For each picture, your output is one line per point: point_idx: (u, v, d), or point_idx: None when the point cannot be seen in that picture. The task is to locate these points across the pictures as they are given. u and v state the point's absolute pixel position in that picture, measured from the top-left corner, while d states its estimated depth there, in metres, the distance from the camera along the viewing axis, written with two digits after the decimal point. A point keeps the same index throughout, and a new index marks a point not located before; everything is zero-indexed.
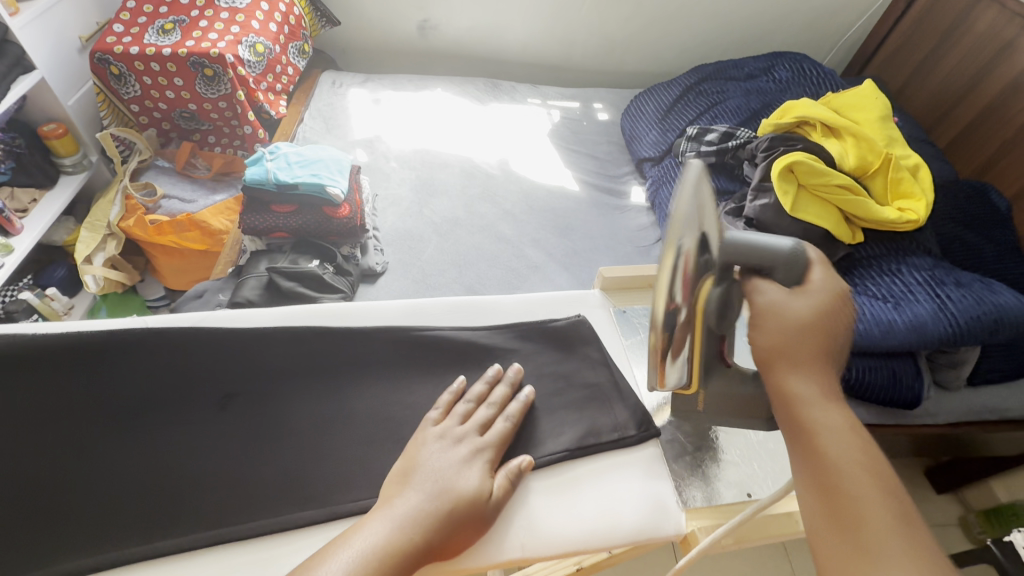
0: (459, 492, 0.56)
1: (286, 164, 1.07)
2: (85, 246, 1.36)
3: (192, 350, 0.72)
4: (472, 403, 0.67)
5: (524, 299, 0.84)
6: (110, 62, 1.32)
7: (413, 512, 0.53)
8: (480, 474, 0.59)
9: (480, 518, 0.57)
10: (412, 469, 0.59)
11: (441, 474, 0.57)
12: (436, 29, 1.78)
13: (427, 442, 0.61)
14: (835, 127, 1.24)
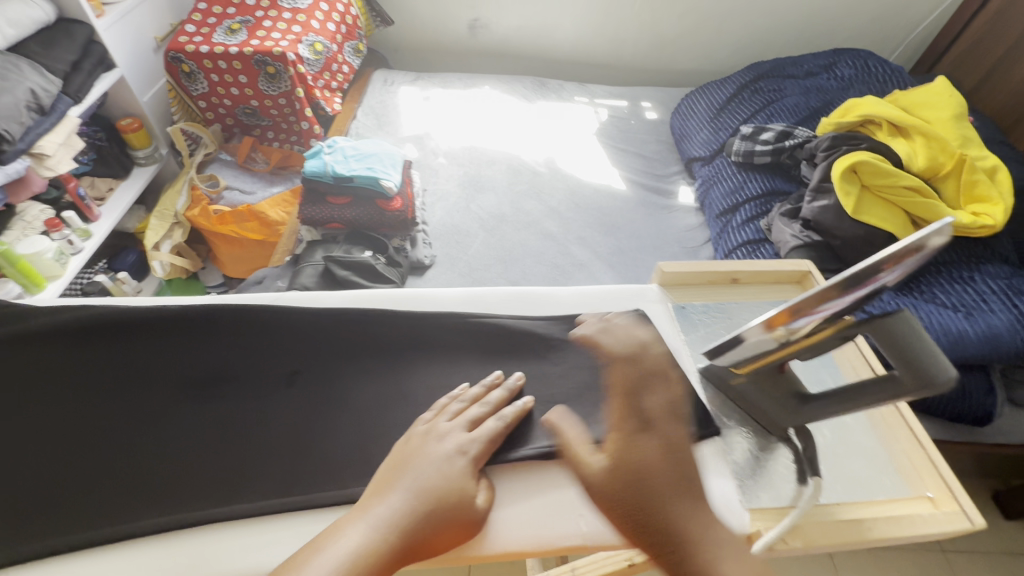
0: (445, 491, 0.52)
1: (343, 157, 1.11)
2: (154, 233, 1.44)
3: (258, 326, 0.73)
4: (463, 403, 0.65)
5: (580, 292, 0.81)
6: (182, 60, 1.40)
7: (398, 512, 0.47)
8: (468, 476, 0.57)
9: (465, 520, 0.54)
10: (403, 463, 0.54)
11: (433, 474, 0.52)
12: (486, 29, 1.80)
13: (419, 443, 0.57)
14: (902, 126, 1.18)
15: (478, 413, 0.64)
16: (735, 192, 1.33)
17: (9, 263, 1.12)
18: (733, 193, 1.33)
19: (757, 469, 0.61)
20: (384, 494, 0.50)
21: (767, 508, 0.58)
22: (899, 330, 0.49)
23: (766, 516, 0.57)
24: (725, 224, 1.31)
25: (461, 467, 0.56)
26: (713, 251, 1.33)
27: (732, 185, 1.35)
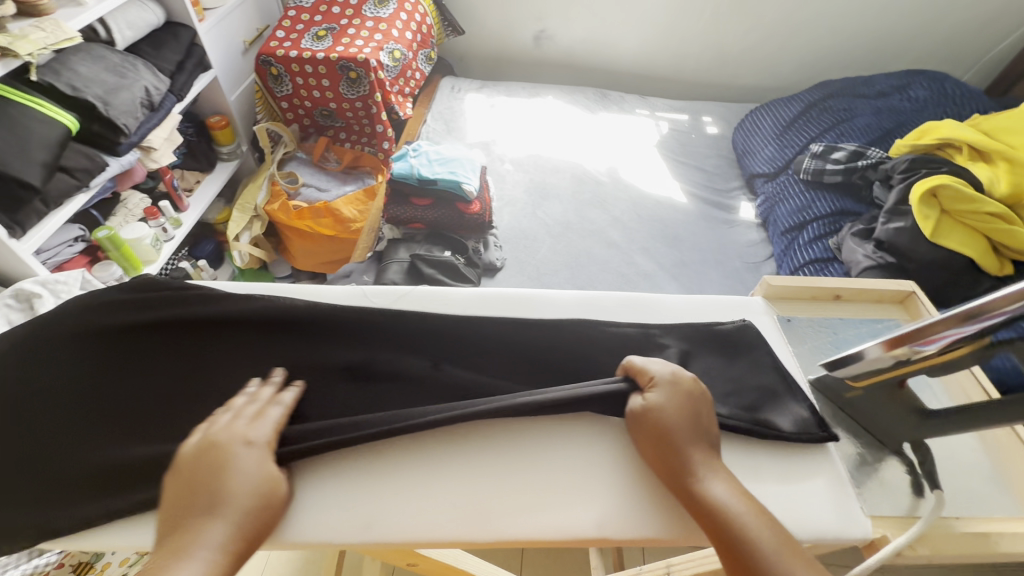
0: (258, 490, 0.54)
1: (427, 161, 1.16)
2: (235, 224, 1.52)
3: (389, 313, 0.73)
4: (252, 403, 0.62)
5: (690, 300, 0.80)
6: (271, 64, 1.49)
7: (231, 536, 0.49)
8: (265, 461, 0.56)
9: (280, 504, 0.55)
10: (203, 480, 0.53)
11: (242, 482, 0.53)
12: (551, 40, 1.85)
13: (212, 454, 0.54)
14: (984, 151, 1.17)
15: (653, 395, 0.62)
16: (803, 210, 1.33)
17: (115, 247, 1.21)
18: (800, 211, 1.34)
19: (873, 474, 0.62)
20: (205, 511, 0.50)
21: (889, 515, 0.59)
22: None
23: (888, 523, 0.59)
24: (790, 241, 1.32)
25: (259, 454, 0.56)
26: (776, 267, 1.33)
27: (800, 203, 1.35)
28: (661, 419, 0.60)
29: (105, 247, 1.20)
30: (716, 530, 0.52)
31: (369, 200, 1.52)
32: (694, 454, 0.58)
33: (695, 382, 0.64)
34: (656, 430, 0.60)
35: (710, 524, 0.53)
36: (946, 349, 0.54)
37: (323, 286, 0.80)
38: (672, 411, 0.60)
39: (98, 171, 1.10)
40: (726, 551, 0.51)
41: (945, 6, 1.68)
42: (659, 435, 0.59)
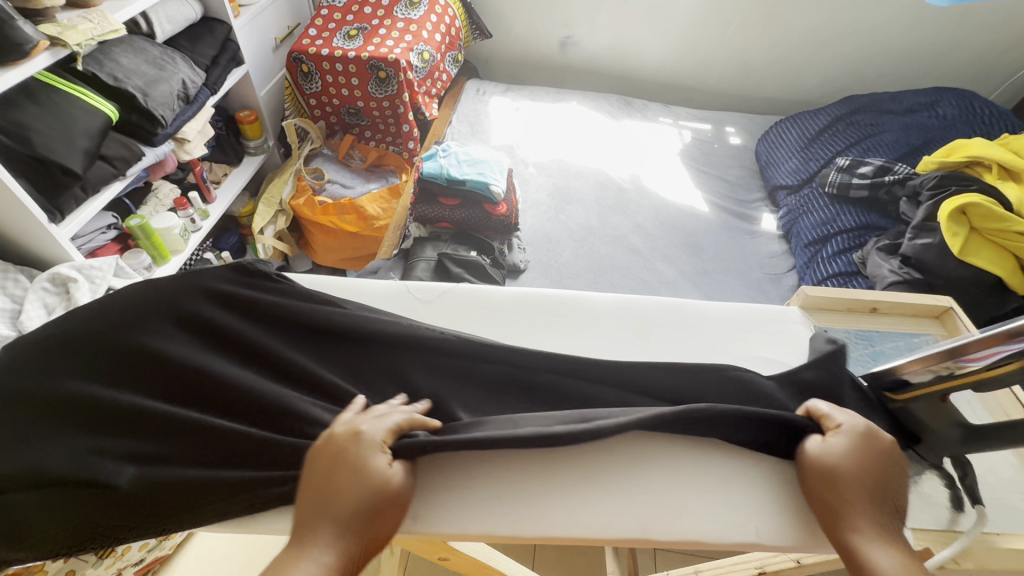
0: (370, 492, 0.50)
1: (456, 161, 1.18)
2: (261, 218, 1.54)
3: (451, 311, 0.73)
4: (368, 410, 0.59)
5: (728, 308, 0.81)
6: (303, 61, 1.51)
7: (333, 546, 0.46)
8: (379, 457, 0.53)
9: (396, 506, 0.52)
10: (317, 486, 0.50)
11: (348, 482, 0.50)
12: (576, 46, 1.86)
13: (318, 458, 0.52)
14: (1014, 170, 1.17)
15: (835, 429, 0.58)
16: (827, 223, 1.33)
17: (145, 236, 1.23)
18: (824, 224, 1.34)
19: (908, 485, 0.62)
20: (310, 519, 0.48)
21: (927, 528, 0.59)
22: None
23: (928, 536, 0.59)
24: (813, 254, 1.32)
25: (373, 451, 0.53)
26: (798, 280, 1.33)
27: (824, 216, 1.35)
28: (835, 461, 0.55)
29: (136, 235, 1.22)
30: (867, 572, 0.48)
31: (392, 199, 1.53)
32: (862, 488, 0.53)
33: (892, 444, 0.56)
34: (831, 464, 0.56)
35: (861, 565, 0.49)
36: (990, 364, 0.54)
37: (367, 282, 0.82)
38: (847, 460, 0.55)
39: (135, 161, 1.12)
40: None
41: (974, 25, 1.68)
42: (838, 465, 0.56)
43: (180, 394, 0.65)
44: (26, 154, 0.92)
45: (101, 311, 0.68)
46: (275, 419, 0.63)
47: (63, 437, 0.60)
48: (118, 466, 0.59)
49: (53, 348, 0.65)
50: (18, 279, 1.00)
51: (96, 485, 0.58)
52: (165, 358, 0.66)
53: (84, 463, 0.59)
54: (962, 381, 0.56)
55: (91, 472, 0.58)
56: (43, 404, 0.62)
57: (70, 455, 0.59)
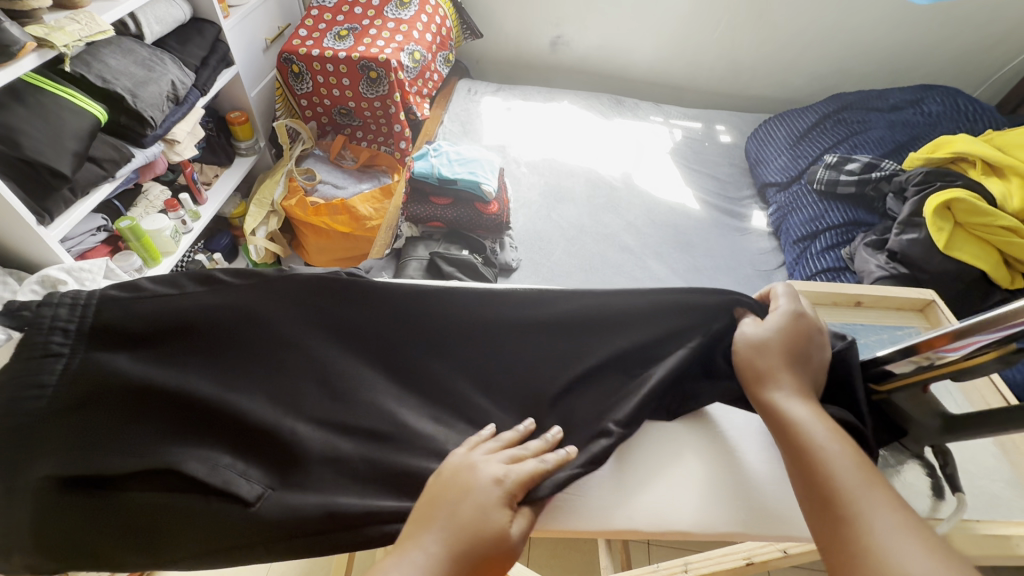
0: (479, 531, 0.51)
1: (447, 161, 1.18)
2: (252, 219, 1.54)
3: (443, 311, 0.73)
4: (502, 443, 0.61)
5: None
6: (293, 61, 1.51)
7: (437, 560, 0.50)
8: (502, 507, 0.54)
9: (503, 560, 0.52)
10: (437, 500, 0.54)
11: (467, 511, 0.52)
12: (567, 46, 1.87)
13: (445, 474, 0.56)
14: (997, 165, 1.18)
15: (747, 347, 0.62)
16: (815, 220, 1.35)
17: (136, 238, 1.22)
18: (813, 221, 1.35)
19: (887, 474, 0.65)
20: (423, 525, 0.52)
21: None
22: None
23: None
24: (802, 250, 1.33)
25: (499, 497, 0.54)
26: (788, 276, 1.34)
27: (813, 213, 1.36)
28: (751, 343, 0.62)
29: (126, 237, 1.22)
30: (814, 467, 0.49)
31: (385, 199, 1.53)
32: (783, 389, 0.57)
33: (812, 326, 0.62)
34: (755, 372, 0.59)
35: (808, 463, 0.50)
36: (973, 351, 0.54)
37: None
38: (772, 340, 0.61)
39: (124, 162, 1.12)
40: (819, 487, 0.48)
41: (958, 23, 1.70)
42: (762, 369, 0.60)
43: (315, 409, 0.67)
44: (13, 156, 0.91)
45: (236, 315, 0.67)
46: (371, 431, 0.66)
47: (205, 446, 0.63)
48: (252, 484, 0.61)
49: (190, 349, 0.66)
50: (7, 282, 1.00)
51: (234, 501, 0.60)
52: (296, 376, 0.68)
53: (225, 476, 0.61)
54: (949, 368, 0.56)
55: (232, 488, 0.60)
56: (186, 409, 0.64)
57: (212, 465, 0.61)
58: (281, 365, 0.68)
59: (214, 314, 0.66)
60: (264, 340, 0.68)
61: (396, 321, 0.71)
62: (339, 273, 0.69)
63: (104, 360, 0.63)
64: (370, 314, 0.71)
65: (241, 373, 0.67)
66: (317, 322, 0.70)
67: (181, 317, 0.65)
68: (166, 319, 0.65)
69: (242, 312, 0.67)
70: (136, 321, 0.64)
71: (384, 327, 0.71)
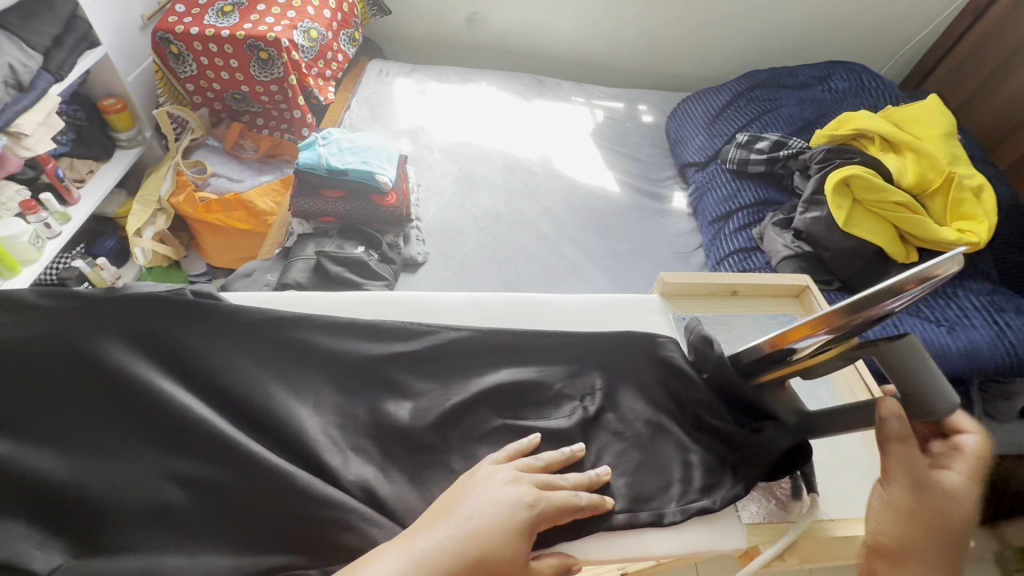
0: (493, 554, 0.45)
1: (338, 150, 1.08)
2: (136, 219, 1.39)
3: (300, 322, 0.65)
4: (546, 467, 0.56)
5: (582, 299, 0.75)
6: (170, 41, 1.35)
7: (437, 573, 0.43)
8: (522, 531, 0.48)
9: None
10: (459, 500, 0.49)
11: (489, 521, 0.47)
12: (484, 23, 1.78)
13: (478, 477, 0.52)
14: (894, 142, 1.20)
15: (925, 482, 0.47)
16: (729, 200, 1.34)
17: None
18: (727, 201, 1.34)
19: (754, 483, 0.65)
20: (430, 522, 0.47)
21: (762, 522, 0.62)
22: (908, 356, 0.50)
23: (761, 531, 0.61)
24: (717, 231, 1.32)
25: (523, 520, 0.48)
26: (704, 258, 1.34)
27: (726, 192, 1.35)
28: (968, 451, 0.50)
29: None
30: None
31: (286, 190, 1.41)
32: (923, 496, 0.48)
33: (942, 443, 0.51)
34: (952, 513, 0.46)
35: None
36: (817, 350, 0.54)
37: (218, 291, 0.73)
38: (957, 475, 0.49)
39: None
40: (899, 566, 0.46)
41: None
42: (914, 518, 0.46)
43: (140, 450, 0.57)
44: None
45: (50, 350, 0.59)
46: (204, 472, 0.56)
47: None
48: (51, 554, 0.51)
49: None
50: None
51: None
52: (119, 411, 0.58)
53: (14, 547, 0.51)
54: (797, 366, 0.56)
55: (21, 561, 0.50)
56: None
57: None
58: (94, 407, 0.58)
59: (21, 349, 0.58)
60: (77, 372, 0.58)
61: (260, 343, 0.64)
62: (184, 293, 0.63)
63: None
64: (212, 336, 0.63)
65: (46, 416, 0.57)
66: (152, 351, 0.61)
67: None
68: None
69: (63, 347, 0.59)
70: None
71: (236, 348, 0.63)
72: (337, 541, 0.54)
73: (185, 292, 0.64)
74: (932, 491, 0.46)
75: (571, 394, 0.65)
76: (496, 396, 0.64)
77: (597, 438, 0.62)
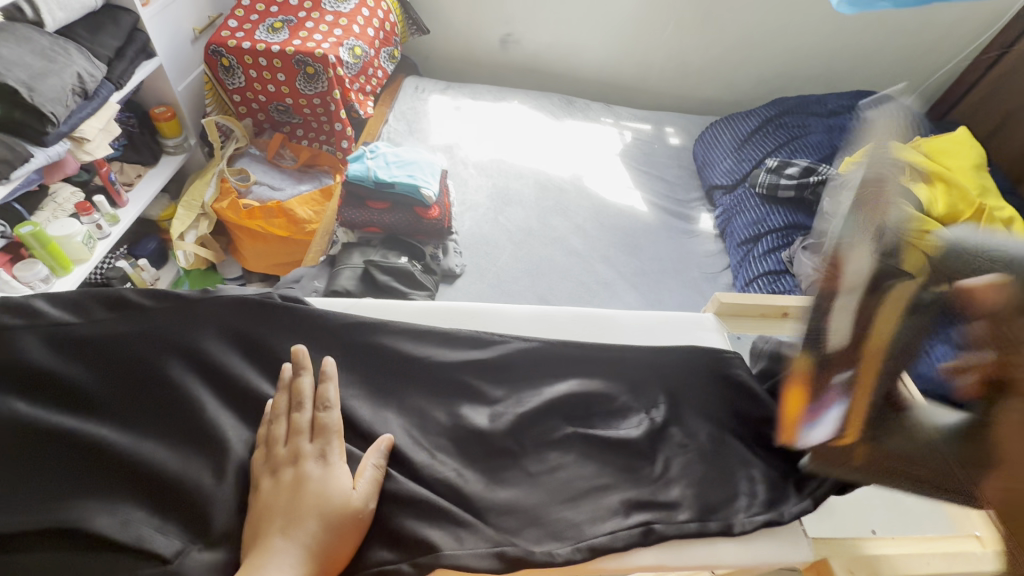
0: (326, 506, 0.53)
1: (385, 163, 1.12)
2: (180, 223, 1.43)
3: (365, 329, 0.68)
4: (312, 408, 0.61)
5: (641, 317, 0.78)
6: (222, 54, 1.41)
7: (306, 538, 0.51)
8: (327, 478, 0.55)
9: (360, 512, 0.55)
10: (265, 518, 0.53)
11: (303, 499, 0.53)
12: (517, 44, 1.84)
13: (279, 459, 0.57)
14: (924, 172, 1.22)
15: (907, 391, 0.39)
16: (758, 223, 1.37)
17: (39, 245, 1.13)
18: (756, 224, 1.37)
19: None
20: (261, 548, 0.51)
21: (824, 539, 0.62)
22: None
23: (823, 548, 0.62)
24: (745, 253, 1.35)
25: (322, 473, 0.55)
26: (732, 279, 1.36)
27: (755, 216, 1.38)
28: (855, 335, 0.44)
29: (29, 244, 1.12)
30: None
31: (325, 200, 1.46)
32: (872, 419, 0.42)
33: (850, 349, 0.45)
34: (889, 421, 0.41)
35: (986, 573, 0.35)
36: None
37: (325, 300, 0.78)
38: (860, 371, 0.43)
39: (21, 162, 1.01)
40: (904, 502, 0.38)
41: (892, 32, 1.76)
42: (927, 443, 0.36)
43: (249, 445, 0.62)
44: None
45: (162, 349, 0.65)
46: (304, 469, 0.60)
47: (121, 498, 0.57)
48: (173, 538, 0.55)
49: (113, 385, 0.63)
50: None
51: (150, 559, 0.54)
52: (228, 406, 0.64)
53: (140, 530, 0.55)
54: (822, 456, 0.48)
55: (146, 542, 0.54)
56: (102, 458, 0.59)
57: (126, 519, 0.56)
58: (197, 404, 0.63)
59: (131, 347, 0.65)
60: (187, 368, 0.65)
61: None
62: (272, 296, 0.71)
63: (10, 408, 0.60)
64: (293, 335, 0.70)
65: (159, 409, 0.63)
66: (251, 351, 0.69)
67: (92, 348, 0.65)
68: (78, 353, 0.64)
69: (173, 346, 0.66)
70: (46, 359, 0.63)
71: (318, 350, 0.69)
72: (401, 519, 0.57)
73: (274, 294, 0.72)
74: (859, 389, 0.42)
75: (633, 406, 0.68)
76: (551, 407, 0.66)
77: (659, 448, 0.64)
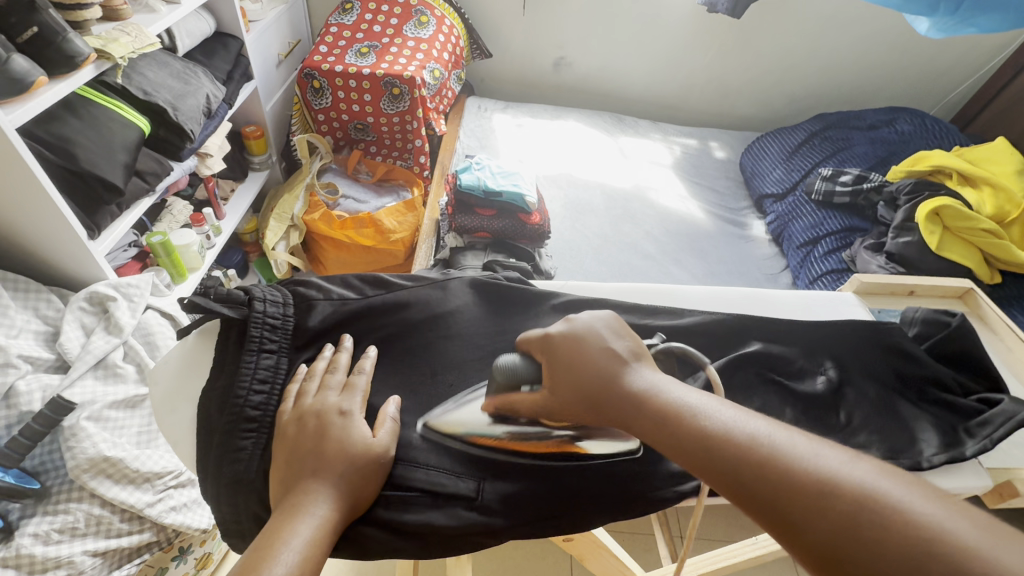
0: (350, 457, 0.47)
1: (491, 174, 1.23)
2: (273, 234, 1.52)
3: None
4: (337, 372, 0.54)
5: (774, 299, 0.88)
6: (314, 77, 1.51)
7: (328, 499, 0.44)
8: (352, 430, 0.49)
9: (379, 472, 0.49)
10: (295, 464, 0.46)
11: (328, 450, 0.47)
12: (569, 67, 1.97)
13: (304, 413, 0.49)
14: (971, 177, 1.35)
15: (600, 347, 0.49)
16: (816, 226, 1.48)
17: (165, 254, 1.18)
18: (813, 228, 1.48)
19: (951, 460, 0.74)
20: (296, 489, 0.45)
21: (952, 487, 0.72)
22: None
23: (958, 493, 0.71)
24: (806, 255, 1.45)
25: (340, 425, 0.49)
26: (793, 278, 1.46)
27: (812, 220, 1.49)
28: (577, 337, 0.51)
29: (156, 253, 1.18)
30: (835, 505, 0.34)
31: (408, 212, 1.56)
32: (655, 387, 0.46)
33: (566, 335, 0.51)
34: (643, 415, 0.44)
35: (695, 459, 0.40)
36: None
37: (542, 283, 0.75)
38: (575, 349, 0.50)
39: (165, 175, 1.09)
40: (758, 501, 0.37)
41: (915, 54, 1.91)
42: (578, 387, 0.48)
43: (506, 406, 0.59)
44: (66, 168, 0.90)
45: (424, 313, 0.63)
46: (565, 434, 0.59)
47: (406, 446, 0.54)
48: (463, 478, 0.54)
49: (383, 335, 0.61)
50: (50, 300, 0.99)
51: (451, 500, 0.53)
52: (472, 375, 0.60)
53: (436, 475, 0.54)
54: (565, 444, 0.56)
55: (446, 486, 0.53)
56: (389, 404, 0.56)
57: (425, 462, 0.54)
58: (452, 369, 0.61)
59: (408, 317, 0.62)
60: (438, 332, 0.62)
61: None
62: (500, 278, 0.68)
63: (296, 358, 0.56)
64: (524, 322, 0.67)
65: (423, 366, 0.60)
66: (489, 324, 0.64)
67: (366, 305, 0.61)
68: (354, 310, 0.61)
69: (433, 314, 0.63)
70: (331, 313, 0.60)
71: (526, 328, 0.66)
72: (603, 494, 0.55)
73: (499, 277, 0.70)
74: (604, 372, 0.48)
75: (809, 369, 0.64)
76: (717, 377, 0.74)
77: (840, 403, 0.62)
